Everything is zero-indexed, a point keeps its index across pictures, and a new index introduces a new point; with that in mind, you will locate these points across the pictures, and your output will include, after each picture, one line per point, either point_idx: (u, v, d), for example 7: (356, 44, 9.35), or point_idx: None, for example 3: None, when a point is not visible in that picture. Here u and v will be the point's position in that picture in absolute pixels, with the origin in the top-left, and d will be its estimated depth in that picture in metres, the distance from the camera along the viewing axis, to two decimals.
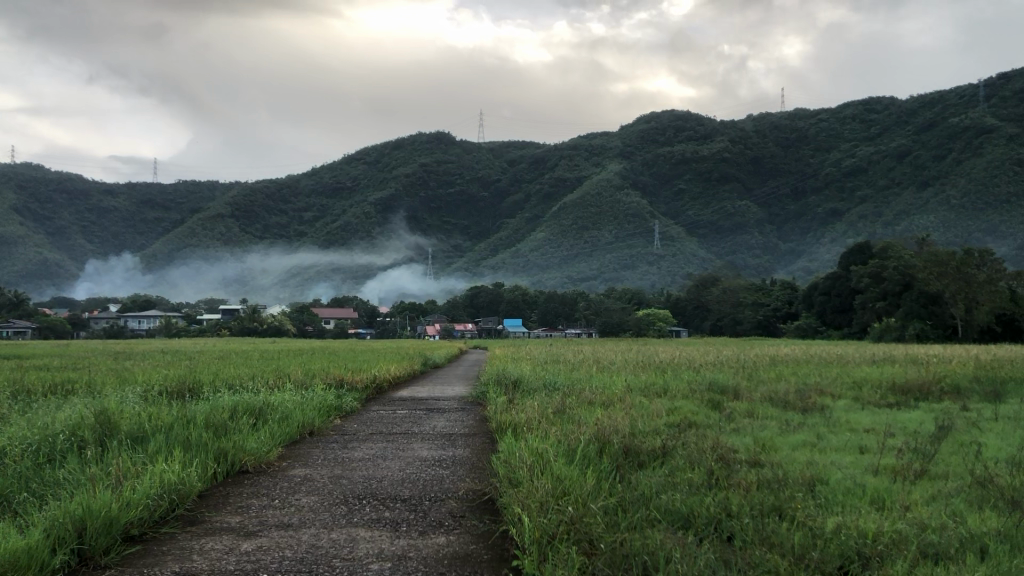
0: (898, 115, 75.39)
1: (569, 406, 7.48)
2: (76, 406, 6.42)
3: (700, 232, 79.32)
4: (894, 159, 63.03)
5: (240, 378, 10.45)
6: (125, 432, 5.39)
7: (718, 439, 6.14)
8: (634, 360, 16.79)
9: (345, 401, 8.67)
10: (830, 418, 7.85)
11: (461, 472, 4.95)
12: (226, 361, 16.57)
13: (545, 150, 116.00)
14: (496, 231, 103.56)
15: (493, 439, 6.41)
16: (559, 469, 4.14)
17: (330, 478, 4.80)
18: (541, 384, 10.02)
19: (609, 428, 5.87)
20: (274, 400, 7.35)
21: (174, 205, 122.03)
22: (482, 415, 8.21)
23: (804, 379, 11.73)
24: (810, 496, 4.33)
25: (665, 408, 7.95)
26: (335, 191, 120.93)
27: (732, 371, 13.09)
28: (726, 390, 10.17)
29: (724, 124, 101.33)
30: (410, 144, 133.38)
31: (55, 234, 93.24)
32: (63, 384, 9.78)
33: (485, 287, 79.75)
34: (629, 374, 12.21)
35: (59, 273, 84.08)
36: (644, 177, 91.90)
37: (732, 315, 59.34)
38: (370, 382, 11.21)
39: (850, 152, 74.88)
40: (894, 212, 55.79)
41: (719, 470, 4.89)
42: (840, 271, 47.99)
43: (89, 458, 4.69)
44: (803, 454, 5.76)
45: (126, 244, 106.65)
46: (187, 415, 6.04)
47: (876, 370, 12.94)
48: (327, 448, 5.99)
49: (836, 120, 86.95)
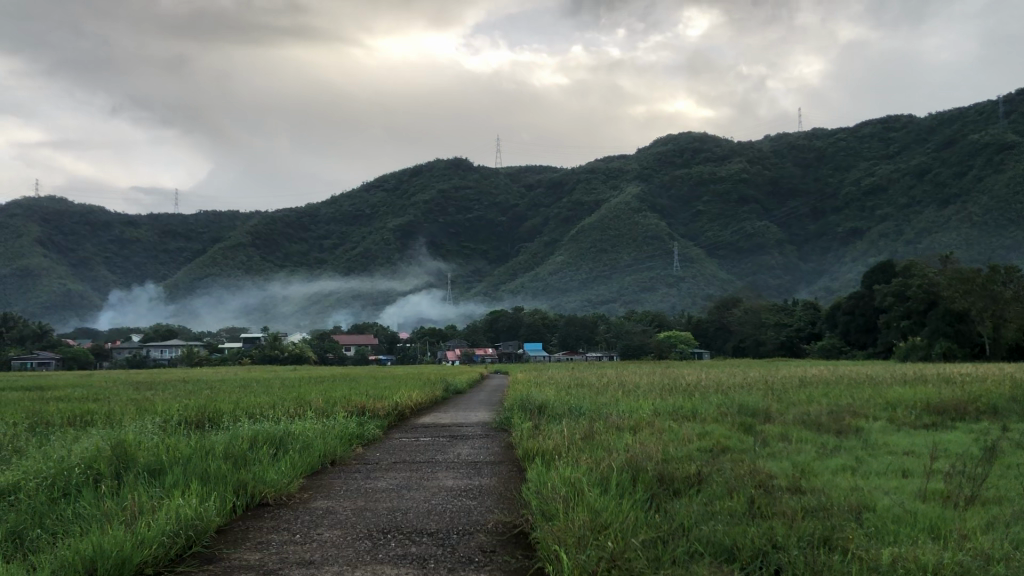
0: (917, 134, 74.65)
1: (599, 431, 7.23)
2: (93, 439, 6.27)
3: (720, 253, 78.87)
4: (914, 177, 62.30)
5: (260, 407, 10.19)
6: (142, 463, 5.24)
7: (756, 464, 5.90)
8: (658, 383, 16.41)
9: (365, 430, 8.45)
10: (868, 439, 7.58)
11: (490, 502, 4.76)
12: (245, 390, 16.48)
13: (562, 175, 116.23)
14: (514, 255, 103.46)
15: (520, 466, 6.18)
16: (596, 500, 3.93)
17: (354, 511, 4.61)
18: (566, 409, 9.74)
19: (641, 454, 5.66)
20: (296, 429, 7.16)
21: (196, 235, 123.25)
22: (506, 442, 7.94)
23: (836, 401, 11.34)
24: (856, 524, 4.11)
25: (695, 432, 7.67)
26: (354, 220, 121.78)
27: (762, 393, 12.74)
28: (757, 413, 9.89)
29: (741, 146, 101.18)
30: (428, 172, 134.25)
31: (79, 267, 94.44)
32: (83, 416, 9.62)
33: (505, 312, 79.60)
34: (654, 398, 11.89)
35: (82, 304, 84.90)
36: (663, 201, 91.49)
37: (755, 336, 58.66)
38: (392, 409, 11.04)
39: (869, 170, 74.32)
40: (916, 230, 55.04)
41: (756, 498, 4.66)
42: (863, 289, 47.29)
43: (104, 493, 4.52)
44: (845, 479, 5.50)
45: (148, 276, 107.55)
46: (206, 445, 5.88)
47: (909, 391, 12.53)
48: (350, 478, 5.82)
49: (853, 139, 86.37)
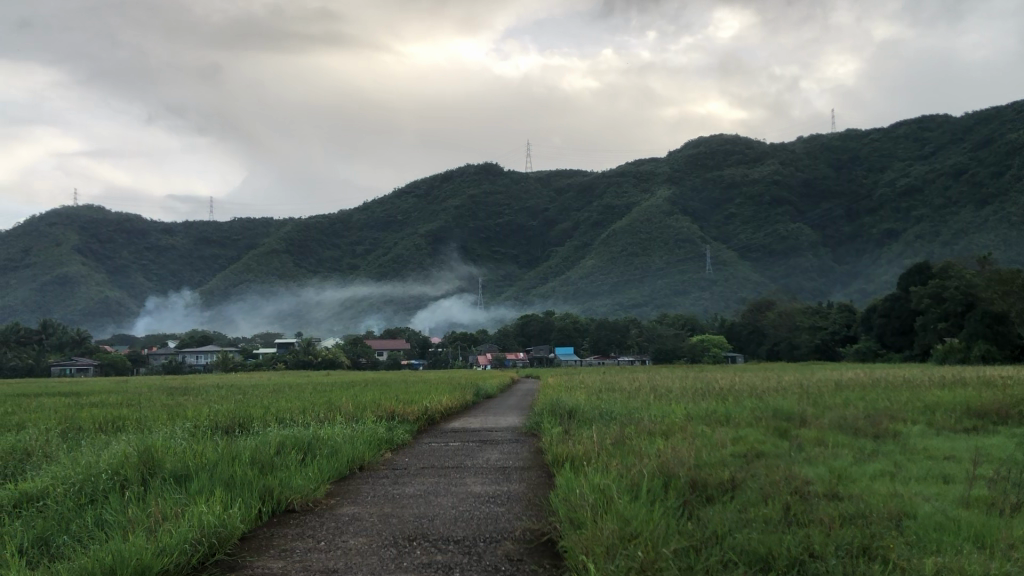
0: (953, 133, 73.37)
1: (630, 436, 7.11)
2: (124, 444, 6.26)
3: (753, 255, 78.20)
4: (950, 177, 61.27)
5: (289, 412, 10.19)
6: (168, 470, 5.21)
7: (791, 470, 5.77)
8: (690, 387, 16.24)
9: (395, 434, 8.41)
10: (906, 445, 7.40)
11: (518, 509, 4.67)
12: (277, 393, 16.56)
13: (593, 178, 116.01)
14: (545, 259, 103.32)
15: (549, 473, 6.10)
16: (628, 508, 3.81)
17: (380, 517, 4.54)
18: (597, 414, 9.62)
19: (673, 460, 5.54)
20: (325, 434, 7.13)
21: (230, 242, 124.72)
22: (536, 447, 7.84)
23: (872, 405, 11.14)
24: (896, 534, 3.97)
25: (729, 438, 7.55)
26: (387, 227, 122.56)
27: (797, 397, 12.56)
28: (792, 418, 9.71)
29: (773, 147, 100.41)
30: (458, 178, 134.73)
31: (115, 274, 95.80)
32: (116, 421, 9.66)
33: (536, 316, 79.45)
34: (687, 402, 11.70)
35: (119, 311, 86.18)
36: (694, 204, 90.94)
37: (790, 340, 57.89)
38: (422, 414, 10.99)
39: (904, 170, 73.32)
40: (953, 231, 54.04)
41: (794, 505, 4.51)
42: (899, 291, 46.54)
43: (129, 500, 4.49)
44: (884, 485, 5.35)
45: (183, 282, 108.94)
46: (233, 450, 5.85)
47: (945, 394, 12.30)
48: (378, 484, 5.76)
49: (888, 139, 85.30)
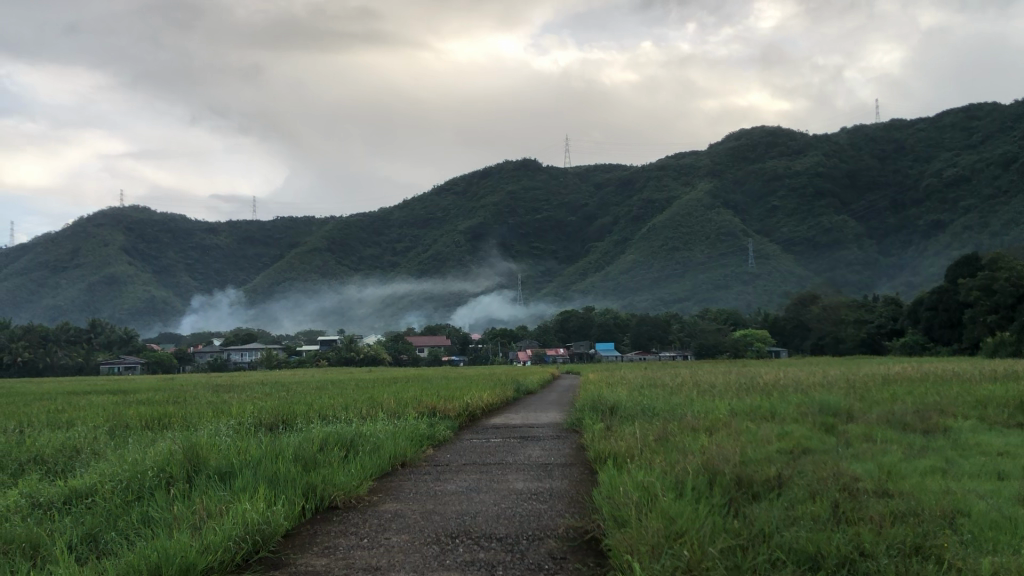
0: (1002, 122, 71.61)
1: (673, 432, 7.04)
2: (169, 441, 6.31)
3: (796, 248, 77.24)
4: (999, 167, 59.77)
5: (331, 408, 10.23)
6: (212, 467, 5.25)
7: (840, 466, 5.65)
8: (734, 382, 16.09)
9: (437, 430, 8.41)
10: (956, 441, 7.24)
11: (562, 507, 4.63)
12: (320, 390, 16.64)
13: (633, 172, 115.42)
14: (585, 254, 103.01)
15: (591, 469, 6.07)
16: (672, 505, 3.77)
17: (422, 514, 4.53)
18: (639, 410, 9.52)
19: (718, 456, 5.45)
20: (367, 430, 7.16)
21: (273, 242, 126.33)
22: (578, 444, 7.80)
23: (921, 398, 10.91)
24: (950, 532, 3.86)
25: (774, 433, 7.44)
26: (427, 225, 123.23)
27: (843, 392, 12.34)
28: (838, 412, 9.54)
29: (817, 138, 99.01)
30: (498, 174, 134.92)
31: (161, 274, 97.47)
32: (161, 418, 9.76)
33: (576, 312, 79.26)
34: (730, 398, 11.56)
35: (165, 309, 87.68)
36: (736, 197, 90.08)
37: (835, 334, 57.03)
38: (463, 410, 10.96)
39: (951, 159, 71.80)
40: (1003, 222, 52.74)
41: (843, 503, 4.41)
42: (948, 283, 45.64)
43: (174, 497, 4.53)
44: (935, 481, 5.21)
45: (228, 281, 110.55)
46: (276, 448, 5.90)
47: (994, 388, 12.03)
48: (420, 480, 5.74)
49: (934, 128, 83.60)
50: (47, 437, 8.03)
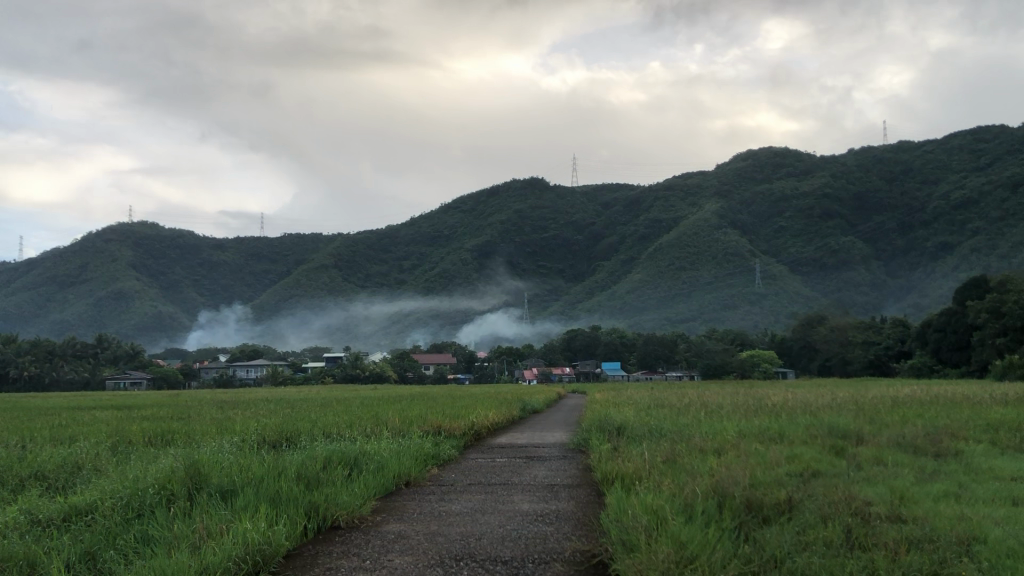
0: (1009, 144, 71.35)
1: (681, 454, 6.94)
2: (171, 458, 6.25)
3: (803, 269, 77.07)
4: (1007, 190, 59.57)
5: (336, 426, 10.15)
6: (213, 485, 5.19)
7: (851, 490, 5.54)
8: (743, 403, 15.97)
9: (441, 449, 8.33)
10: (968, 465, 7.13)
11: (567, 529, 4.55)
12: (324, 408, 16.53)
13: (640, 192, 115.53)
14: (591, 273, 102.95)
15: (599, 490, 5.98)
16: (681, 531, 3.67)
17: (425, 536, 4.45)
18: (645, 431, 9.42)
19: (726, 479, 5.36)
20: (371, 449, 7.08)
21: (280, 258, 126.60)
22: (584, 464, 7.72)
23: (933, 422, 10.77)
24: (967, 560, 3.75)
25: (784, 456, 7.34)
26: (434, 243, 123.45)
27: (853, 414, 12.21)
28: (848, 435, 9.42)
29: (824, 160, 99.09)
30: (505, 193, 135.28)
31: (169, 289, 97.85)
32: (163, 435, 9.69)
33: (583, 331, 79.02)
34: (738, 419, 11.46)
35: (171, 325, 87.72)
36: (743, 218, 90.09)
37: (842, 355, 56.71)
38: (468, 429, 10.86)
39: (959, 181, 71.67)
40: (1011, 244, 52.43)
41: (856, 528, 4.33)
42: (956, 306, 45.44)
43: (174, 515, 4.47)
44: (949, 507, 5.11)
45: (234, 297, 110.64)
46: (279, 466, 5.82)
47: (1010, 412, 11.87)
48: (423, 500, 5.66)
49: (942, 150, 83.45)
50: (48, 452, 7.98)
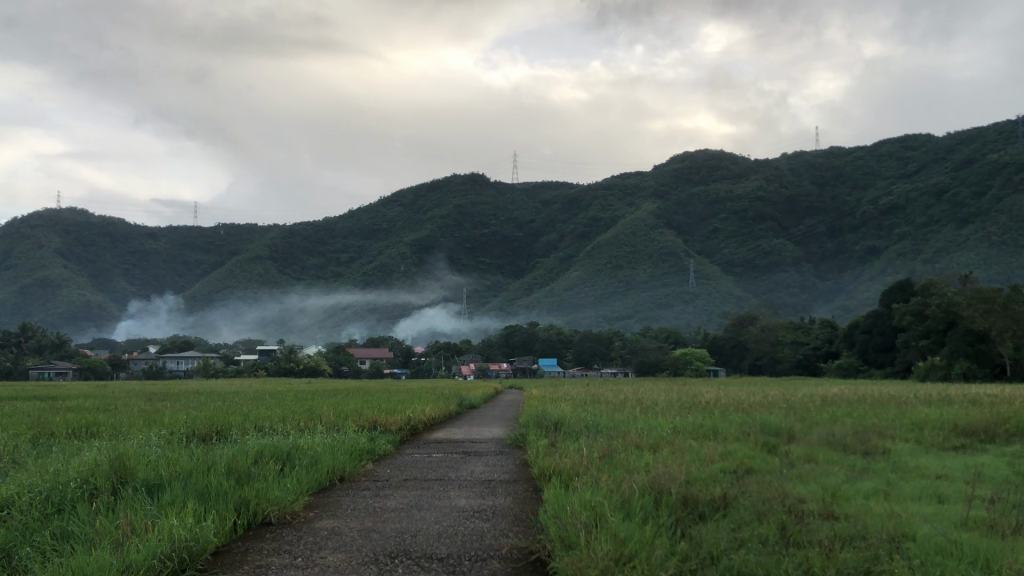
0: (935, 152, 73.54)
1: (617, 450, 6.95)
2: (94, 451, 6.02)
3: (736, 270, 78.41)
4: (933, 197, 61.37)
5: (268, 420, 9.92)
6: (140, 479, 5.02)
7: (783, 487, 5.60)
8: (678, 400, 16.16)
9: (377, 445, 8.22)
10: (897, 463, 7.26)
11: (505, 525, 4.50)
12: (257, 401, 16.18)
13: (579, 191, 116.40)
14: (530, 269, 103.28)
15: (536, 486, 5.95)
16: (621, 527, 3.65)
17: (360, 532, 4.35)
18: (583, 427, 9.42)
19: (663, 476, 5.36)
20: (304, 443, 6.92)
21: (214, 249, 124.27)
22: (522, 459, 7.69)
23: (860, 421, 10.98)
24: (897, 557, 3.80)
25: (719, 452, 7.41)
26: (372, 236, 122.60)
27: (785, 413, 12.38)
28: (781, 433, 9.57)
29: (758, 163, 101.02)
30: (445, 187, 134.95)
31: (97, 278, 95.29)
32: (87, 427, 9.37)
33: (520, 327, 78.97)
34: (673, 416, 11.52)
35: (99, 314, 85.40)
36: (679, 218, 91.32)
37: (773, 354, 57.60)
38: (404, 424, 10.74)
39: (887, 187, 73.58)
40: (935, 250, 54.07)
41: (790, 525, 4.37)
42: (882, 309, 46.70)
43: (98, 509, 4.30)
44: (879, 505, 5.20)
45: (166, 287, 108.25)
46: (210, 460, 5.63)
47: (936, 412, 12.15)
48: (357, 496, 5.56)
49: (871, 156, 85.55)
50: None
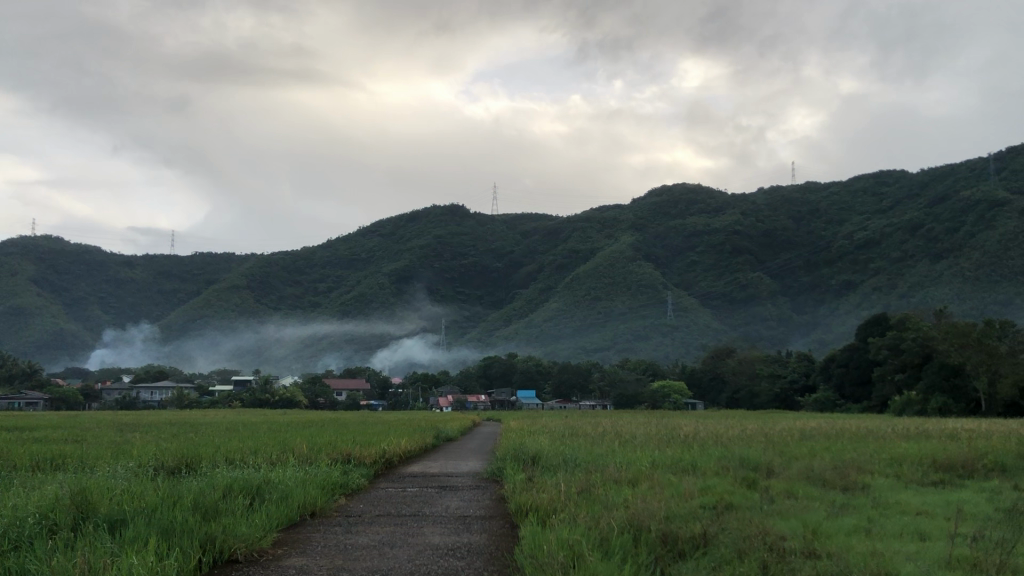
0: (910, 189, 74.44)
1: (596, 485, 6.82)
2: (59, 485, 5.81)
3: (714, 303, 78.73)
4: (907, 232, 62.02)
5: (241, 453, 9.74)
6: (103, 515, 4.85)
7: (765, 525, 5.48)
8: (656, 435, 16.03)
9: (350, 479, 8.04)
10: (876, 500, 7.16)
11: (478, 565, 4.38)
12: (231, 433, 15.86)
13: (559, 224, 116.84)
14: (508, 301, 103.19)
15: (510, 522, 5.83)
16: (599, 567, 3.53)
17: (328, 570, 4.22)
18: (561, 460, 9.27)
19: (643, 512, 5.24)
20: (275, 476, 6.76)
21: (191, 278, 123.37)
22: (497, 495, 7.54)
23: (838, 456, 10.87)
24: None
25: (698, 487, 7.31)
26: (352, 265, 122.46)
27: (764, 446, 12.34)
28: (759, 467, 9.50)
29: (735, 198, 101.96)
30: (425, 217, 135.10)
31: (71, 306, 94.12)
32: (54, 460, 9.11)
33: (498, 359, 78.55)
34: (653, 450, 11.42)
35: (72, 343, 84.16)
36: (657, 251, 91.79)
37: (750, 388, 57.67)
38: (378, 457, 10.57)
39: (862, 222, 74.35)
40: (910, 285, 54.60)
41: (774, 564, 4.27)
42: (859, 342, 46.78)
43: (56, 546, 4.15)
44: (863, 543, 5.12)
45: (141, 315, 107.08)
46: (175, 494, 5.44)
47: (913, 447, 12.12)
48: (329, 533, 5.40)
49: (846, 191, 86.56)
50: None
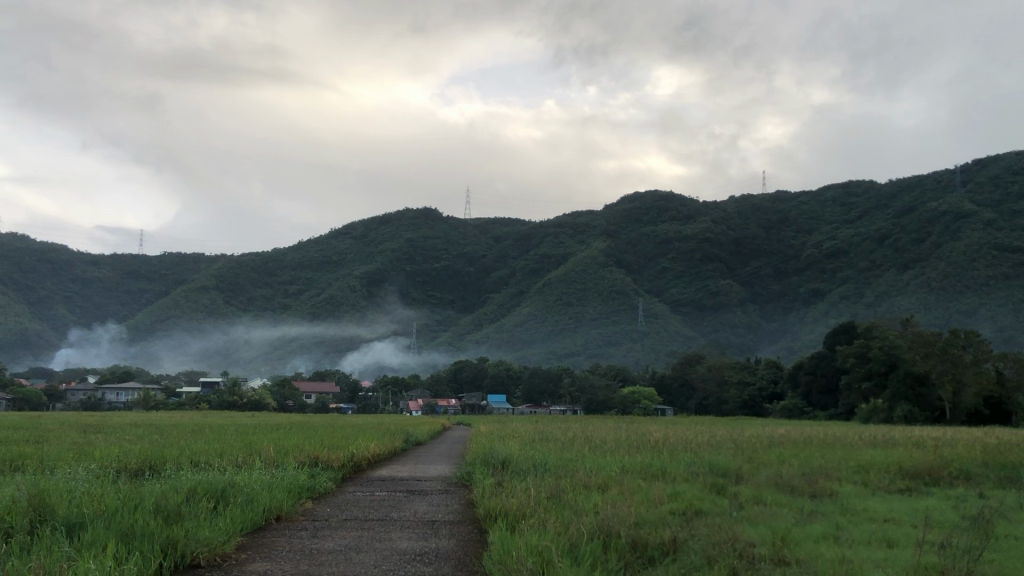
0: (878, 199, 75.45)
1: (564, 489, 6.80)
2: (16, 485, 5.68)
3: (684, 309, 79.25)
4: (874, 242, 62.81)
5: (207, 454, 9.62)
6: (59, 518, 4.72)
7: (735, 531, 5.46)
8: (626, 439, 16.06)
9: (317, 482, 7.94)
10: (844, 506, 7.19)
11: (445, 571, 4.31)
12: (197, 435, 15.66)
13: (531, 228, 117.01)
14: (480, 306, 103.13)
15: (479, 527, 5.77)
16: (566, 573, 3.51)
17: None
18: (529, 465, 9.23)
19: (612, 518, 5.21)
20: (240, 479, 6.65)
21: (159, 278, 121.97)
22: (465, 499, 7.47)
23: (807, 462, 10.91)
24: None
25: (667, 493, 7.31)
26: (322, 267, 121.81)
27: (731, 452, 12.42)
28: (727, 474, 9.52)
29: (707, 206, 102.72)
30: (397, 220, 134.72)
31: (36, 305, 92.67)
32: (13, 460, 8.94)
33: (469, 363, 78.42)
34: (621, 455, 11.43)
35: (36, 342, 82.81)
36: (628, 257, 92.25)
37: (719, 395, 58.07)
38: (346, 461, 10.47)
39: (830, 231, 75.27)
40: (876, 294, 55.31)
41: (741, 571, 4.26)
42: (825, 350, 47.20)
43: (12, 550, 4.04)
44: (831, 549, 5.12)
45: (108, 315, 105.66)
46: (136, 497, 5.31)
47: (879, 454, 12.23)
48: (295, 538, 5.31)
49: (816, 201, 87.53)
50: None
